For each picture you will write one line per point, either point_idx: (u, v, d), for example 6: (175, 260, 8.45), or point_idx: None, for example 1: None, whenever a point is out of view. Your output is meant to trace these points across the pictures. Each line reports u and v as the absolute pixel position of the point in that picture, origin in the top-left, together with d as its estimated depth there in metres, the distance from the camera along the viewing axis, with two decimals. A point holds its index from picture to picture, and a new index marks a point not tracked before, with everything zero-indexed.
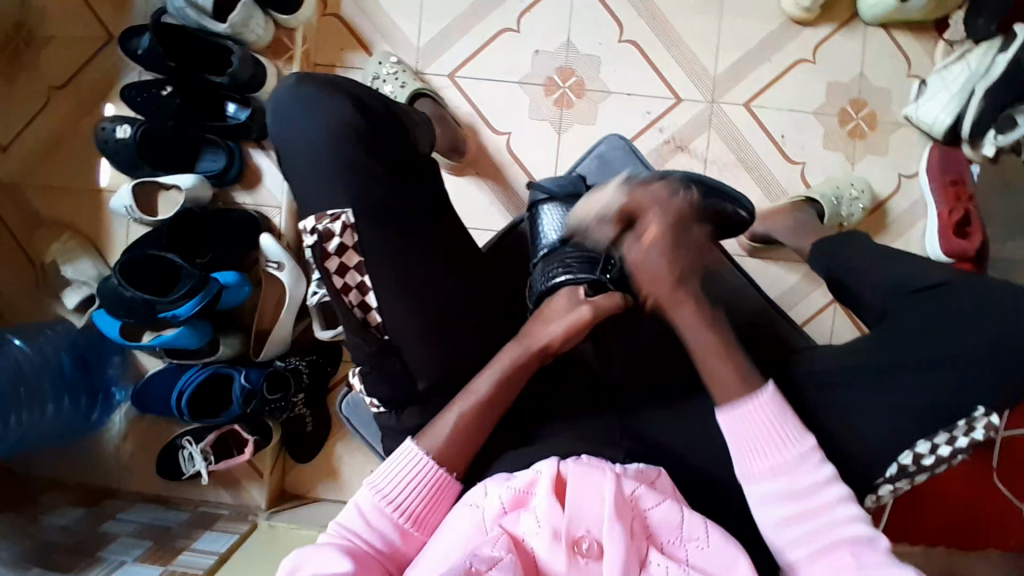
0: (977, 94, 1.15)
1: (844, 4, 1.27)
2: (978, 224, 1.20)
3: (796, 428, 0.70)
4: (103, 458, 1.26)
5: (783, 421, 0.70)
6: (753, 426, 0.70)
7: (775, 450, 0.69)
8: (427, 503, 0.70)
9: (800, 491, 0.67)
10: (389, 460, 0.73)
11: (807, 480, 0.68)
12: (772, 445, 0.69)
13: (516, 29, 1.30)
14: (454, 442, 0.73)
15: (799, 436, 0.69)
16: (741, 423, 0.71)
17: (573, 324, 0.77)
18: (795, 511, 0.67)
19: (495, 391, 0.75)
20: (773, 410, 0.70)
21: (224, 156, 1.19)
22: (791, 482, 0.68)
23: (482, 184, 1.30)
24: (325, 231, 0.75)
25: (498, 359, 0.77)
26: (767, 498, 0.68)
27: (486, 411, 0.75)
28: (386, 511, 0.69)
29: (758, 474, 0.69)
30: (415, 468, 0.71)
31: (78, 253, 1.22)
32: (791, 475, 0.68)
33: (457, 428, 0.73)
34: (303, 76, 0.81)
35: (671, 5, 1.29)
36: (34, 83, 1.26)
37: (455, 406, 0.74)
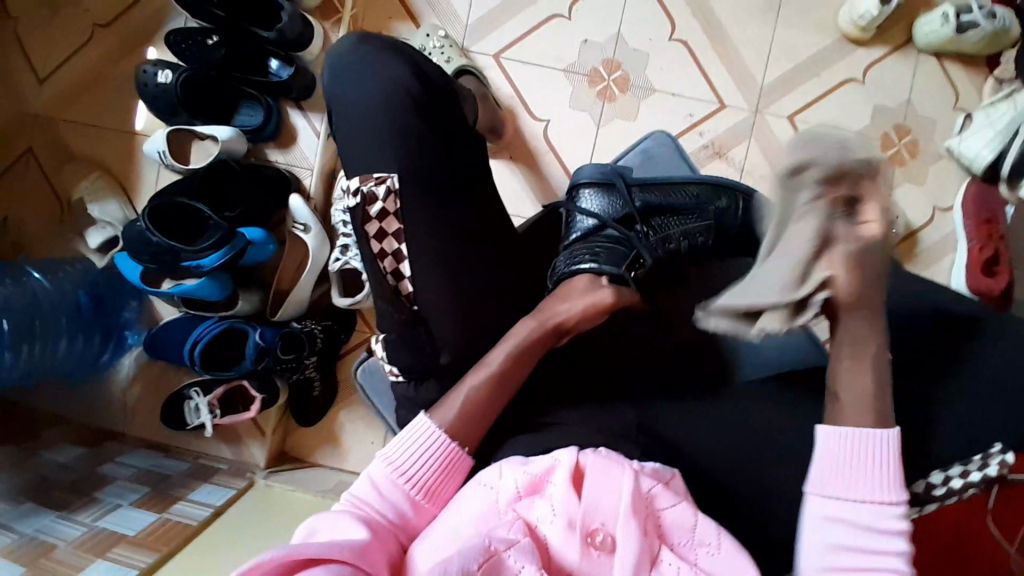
0: (1021, 135, 1.12)
1: (900, 28, 1.25)
2: (1007, 265, 1.16)
3: (896, 477, 0.67)
4: (109, 400, 1.27)
5: (884, 466, 0.67)
6: (852, 453, 0.68)
7: (865, 487, 0.67)
8: (438, 476, 0.70)
9: (871, 532, 0.66)
10: (401, 434, 0.72)
11: (878, 522, 0.66)
12: (863, 479, 0.67)
13: (567, 17, 1.28)
14: (465, 418, 0.73)
15: (892, 484, 0.67)
16: (841, 446, 0.69)
17: (594, 305, 0.80)
18: (855, 547, 0.65)
19: (508, 366, 0.75)
20: (891, 449, 0.68)
21: (262, 112, 1.19)
22: (865, 518, 0.66)
23: (516, 168, 1.29)
24: (369, 193, 0.76)
25: (510, 335, 0.77)
26: (829, 522, 0.67)
27: (498, 387, 0.74)
28: (398, 483, 0.69)
29: (835, 497, 0.68)
30: (427, 441, 0.71)
31: (106, 194, 1.22)
32: (868, 516, 0.66)
33: (468, 404, 0.74)
34: (364, 36, 0.82)
35: (725, 9, 1.27)
36: (78, 17, 1.24)
37: (468, 379, 0.75)
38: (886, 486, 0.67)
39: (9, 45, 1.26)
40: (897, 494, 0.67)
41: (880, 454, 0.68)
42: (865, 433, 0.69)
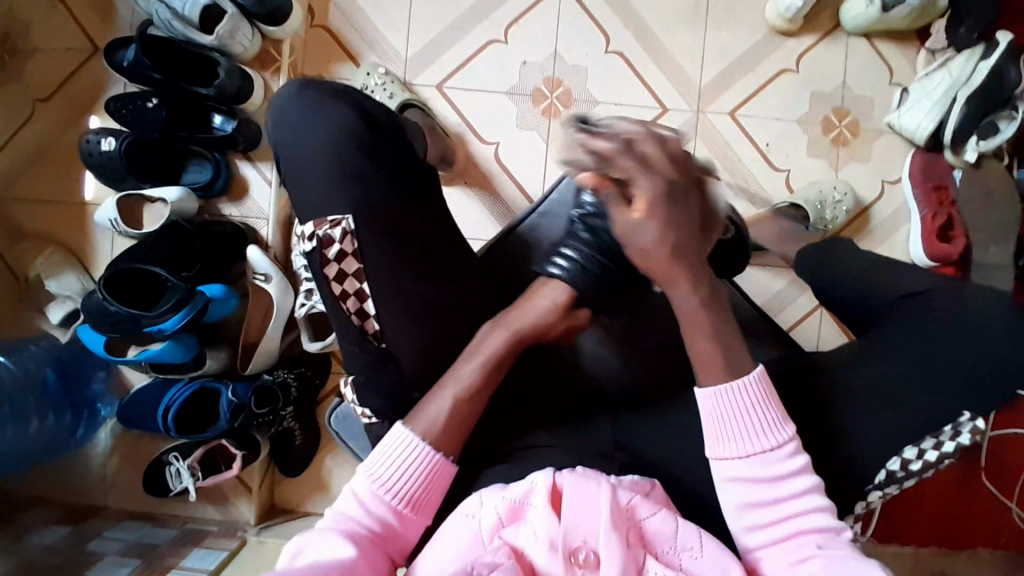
0: (958, 101, 1.17)
1: (827, 14, 1.29)
2: (961, 229, 1.21)
3: (777, 414, 0.68)
4: (87, 475, 1.24)
5: (761, 410, 0.68)
6: (733, 410, 0.68)
7: (749, 435, 0.68)
8: (422, 486, 0.70)
9: (767, 477, 0.67)
10: (382, 447, 0.71)
11: (773, 470, 0.67)
12: (753, 432, 0.68)
13: (503, 41, 1.30)
14: (447, 435, 0.71)
15: (775, 425, 0.68)
16: (719, 406, 0.68)
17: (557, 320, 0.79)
18: (763, 494, 0.67)
19: (482, 378, 0.74)
20: (758, 394, 0.68)
21: (211, 167, 1.19)
22: (760, 468, 0.68)
23: (472, 194, 1.30)
24: (325, 237, 0.76)
25: (480, 349, 0.75)
26: (733, 480, 0.68)
27: (475, 397, 0.73)
28: (383, 497, 0.69)
29: (730, 456, 0.68)
30: (409, 457, 0.70)
31: (63, 267, 1.21)
32: (759, 465, 0.68)
33: (445, 423, 0.71)
34: (305, 81, 0.81)
35: (655, 17, 1.30)
36: (18, 95, 1.24)
37: (444, 393, 0.73)
38: (767, 428, 0.68)
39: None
40: (784, 431, 0.68)
41: (758, 401, 0.68)
42: (731, 386, 0.68)
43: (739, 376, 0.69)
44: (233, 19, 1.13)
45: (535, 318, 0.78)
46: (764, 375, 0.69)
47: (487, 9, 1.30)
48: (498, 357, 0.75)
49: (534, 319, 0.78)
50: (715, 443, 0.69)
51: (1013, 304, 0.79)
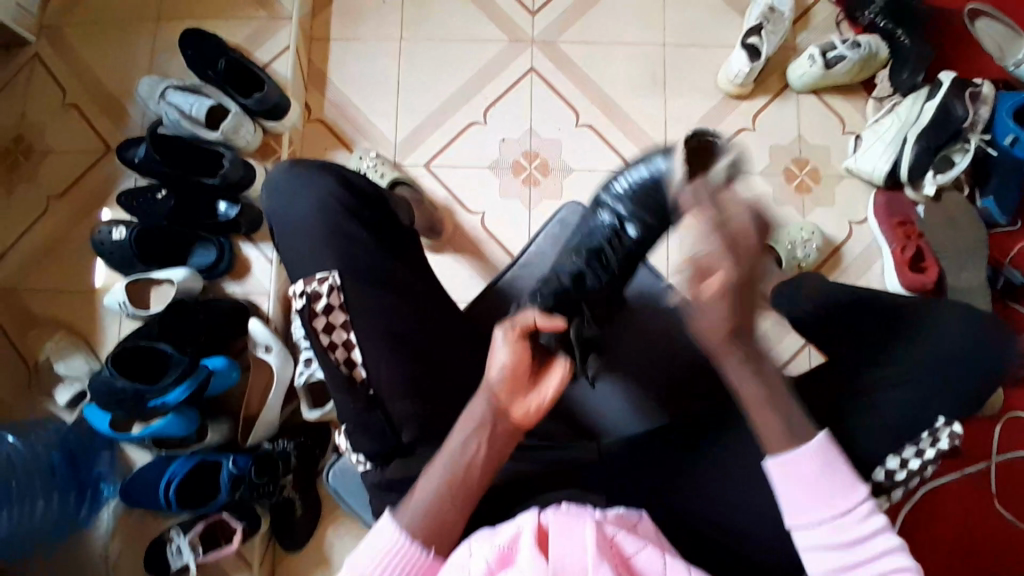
0: (909, 141, 1.27)
1: (774, 77, 1.41)
2: (932, 259, 1.26)
3: (848, 477, 0.70)
4: (82, 565, 1.21)
5: (831, 473, 0.70)
6: (801, 472, 0.70)
7: (825, 499, 0.69)
8: None
9: (852, 541, 0.68)
10: (371, 535, 0.72)
11: (853, 529, 0.68)
12: (824, 494, 0.69)
13: (483, 122, 1.43)
14: (430, 516, 0.72)
15: (849, 485, 0.70)
16: (791, 476, 0.70)
17: (516, 364, 0.75)
18: (851, 560, 0.68)
19: (465, 461, 0.74)
20: (824, 458, 0.70)
21: (214, 250, 1.27)
22: (838, 533, 0.69)
23: (461, 259, 1.37)
24: (314, 292, 0.83)
25: (463, 422, 0.75)
26: (819, 550, 0.69)
27: (462, 476, 0.73)
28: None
29: (809, 527, 0.69)
30: (393, 547, 0.71)
31: (70, 350, 1.26)
32: (836, 529, 0.69)
33: (428, 510, 0.72)
34: (297, 160, 0.91)
35: (619, 91, 1.43)
36: (37, 193, 1.36)
37: (434, 472, 0.74)
38: (841, 491, 0.69)
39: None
40: (855, 496, 0.69)
41: (829, 464, 0.70)
42: (797, 455, 0.70)
43: (805, 442, 0.71)
44: (235, 117, 1.27)
45: (501, 378, 0.75)
46: (829, 440, 0.71)
47: (468, 95, 1.44)
48: (472, 434, 0.74)
49: (507, 390, 0.75)
50: (789, 509, 0.71)
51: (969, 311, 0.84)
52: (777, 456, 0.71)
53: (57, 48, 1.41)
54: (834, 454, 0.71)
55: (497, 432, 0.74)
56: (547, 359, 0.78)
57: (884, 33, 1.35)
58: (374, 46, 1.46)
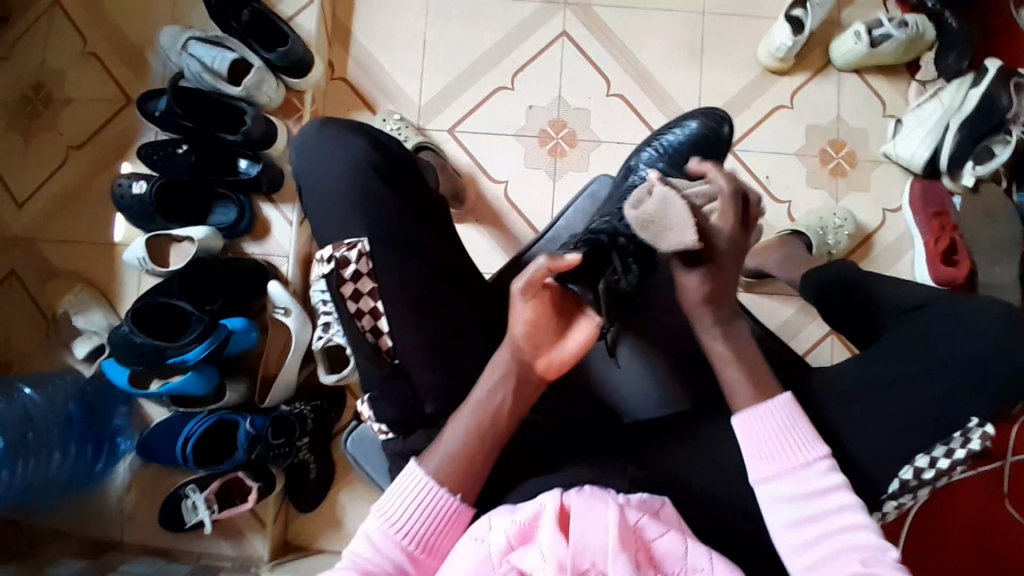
0: (952, 128, 1.23)
1: (816, 53, 1.36)
2: (965, 253, 1.23)
3: (810, 434, 0.72)
4: (104, 512, 1.24)
5: (790, 430, 0.72)
6: (764, 426, 0.73)
7: (784, 454, 0.71)
8: (433, 530, 0.72)
9: (811, 493, 0.70)
10: (395, 487, 0.74)
11: (811, 481, 0.70)
12: (784, 446, 0.72)
13: (510, 88, 1.39)
14: (457, 462, 0.74)
15: (810, 441, 0.72)
16: (756, 426, 0.73)
17: (537, 322, 0.73)
18: (808, 511, 0.69)
19: (496, 408, 0.75)
20: (787, 413, 0.73)
21: (235, 209, 1.25)
22: (797, 484, 0.70)
23: (482, 229, 1.35)
24: (342, 258, 0.81)
25: (488, 374, 0.76)
26: (777, 500, 0.71)
27: (491, 424, 0.75)
28: (393, 538, 0.71)
29: (769, 477, 0.71)
30: (421, 494, 0.72)
31: (91, 305, 1.26)
32: (794, 478, 0.70)
33: (455, 454, 0.74)
34: (326, 119, 0.88)
35: (654, 61, 1.38)
36: (56, 141, 1.34)
37: (461, 421, 0.75)
38: (800, 444, 0.71)
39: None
40: (816, 450, 0.71)
41: (789, 420, 0.73)
42: (762, 409, 0.73)
43: (772, 397, 0.74)
44: (257, 72, 1.23)
45: (523, 334, 0.74)
46: (793, 400, 0.74)
47: (496, 59, 1.39)
48: (503, 380, 0.75)
49: (530, 345, 0.74)
50: (751, 459, 0.72)
51: (1009, 312, 0.82)
52: (743, 410, 0.74)
53: None
54: (796, 412, 0.74)
55: (524, 382, 0.75)
56: (573, 311, 0.74)
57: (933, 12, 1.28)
58: (401, 3, 1.41)
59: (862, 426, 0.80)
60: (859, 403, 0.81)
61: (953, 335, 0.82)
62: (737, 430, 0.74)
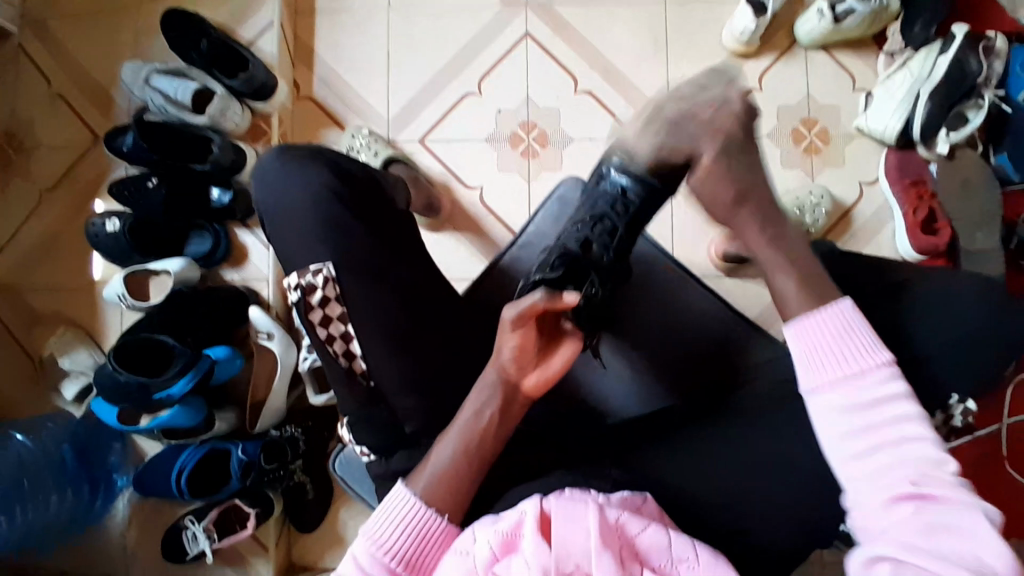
0: (922, 97, 1.21)
1: (782, 33, 1.35)
2: (944, 221, 1.21)
3: (871, 337, 0.66)
4: (106, 549, 1.24)
5: (849, 334, 0.66)
6: (821, 333, 0.67)
7: (842, 357, 0.65)
8: (417, 546, 0.70)
9: (871, 406, 0.63)
10: (381, 507, 0.72)
11: (873, 388, 0.63)
12: (847, 345, 0.65)
13: (477, 93, 1.38)
14: (444, 482, 0.73)
15: (871, 345, 0.65)
16: (810, 331, 0.67)
17: (522, 349, 0.76)
18: (866, 424, 0.62)
19: (481, 428, 0.75)
20: (847, 317, 0.67)
21: (210, 238, 1.25)
22: (857, 390, 0.64)
23: (461, 237, 1.35)
24: (308, 285, 0.81)
25: (471, 398, 0.76)
26: (837, 410, 0.64)
27: (480, 443, 0.75)
28: (378, 558, 0.69)
29: (827, 383, 0.65)
30: (406, 511, 0.72)
31: (75, 344, 1.26)
32: (860, 384, 0.64)
33: (443, 475, 0.73)
34: (283, 147, 0.88)
35: (619, 54, 1.37)
36: (28, 185, 1.34)
37: (445, 444, 0.75)
38: (864, 349, 0.65)
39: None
40: (879, 355, 0.64)
41: (850, 325, 0.66)
42: (819, 315, 0.68)
43: (830, 304, 0.68)
44: (222, 100, 1.24)
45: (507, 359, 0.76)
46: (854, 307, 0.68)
47: (461, 65, 1.39)
48: (489, 398, 0.76)
49: (517, 367, 0.76)
50: (808, 356, 0.66)
51: (984, 283, 0.82)
52: (798, 319, 0.68)
53: (38, 33, 1.37)
54: (857, 320, 0.67)
55: (510, 403, 0.76)
56: (558, 332, 0.79)
57: None
58: (361, 17, 1.40)
59: None
60: None
61: (929, 311, 0.81)
62: (787, 338, 0.69)
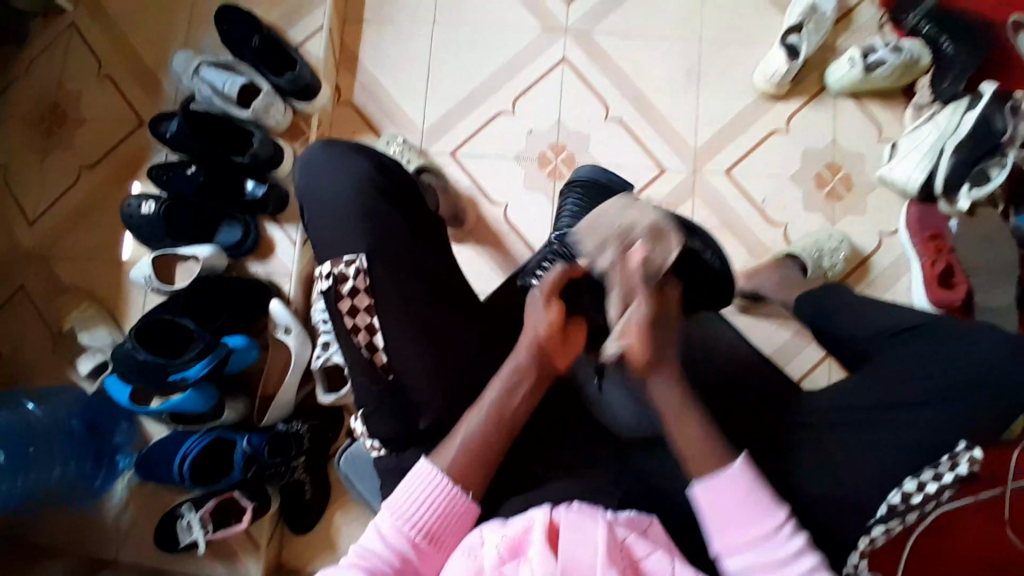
0: (947, 151, 1.24)
1: (813, 78, 1.38)
2: (961, 275, 1.22)
3: (769, 499, 0.72)
4: (98, 528, 1.23)
5: (751, 497, 0.72)
6: (725, 498, 0.72)
7: (748, 524, 0.71)
8: (440, 521, 0.73)
9: (772, 564, 0.69)
10: (406, 480, 0.75)
11: (777, 548, 0.70)
12: (744, 519, 0.71)
13: (511, 112, 1.41)
14: (465, 454, 0.75)
15: (769, 510, 0.71)
16: (713, 499, 0.72)
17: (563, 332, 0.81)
18: None
19: (502, 402, 0.77)
20: (744, 482, 0.72)
21: (240, 228, 1.28)
22: (762, 554, 0.70)
23: (481, 250, 1.37)
24: (341, 275, 0.83)
25: (503, 373, 0.79)
26: (742, 572, 0.70)
27: (502, 417, 0.77)
28: (402, 531, 0.72)
29: (733, 550, 0.70)
30: (430, 488, 0.73)
31: (96, 320, 1.28)
32: (765, 554, 0.70)
33: (469, 446, 0.75)
34: (332, 140, 0.91)
35: (653, 87, 1.41)
36: (65, 159, 1.37)
37: (466, 424, 0.76)
38: (759, 515, 0.71)
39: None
40: (778, 515, 0.71)
41: (746, 485, 0.72)
42: (716, 483, 0.72)
43: (725, 467, 0.73)
44: (267, 96, 1.27)
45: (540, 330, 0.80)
46: (748, 462, 0.73)
47: (499, 84, 1.43)
48: (521, 379, 0.79)
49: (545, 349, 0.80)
50: (716, 535, 0.72)
51: (1002, 333, 0.82)
52: (703, 482, 0.73)
53: (86, 12, 1.42)
54: (754, 478, 0.73)
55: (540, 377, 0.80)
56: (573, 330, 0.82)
57: (928, 39, 1.32)
58: (405, 29, 1.45)
59: (855, 447, 0.80)
60: (851, 424, 0.82)
61: (947, 357, 0.82)
62: (695, 500, 0.73)
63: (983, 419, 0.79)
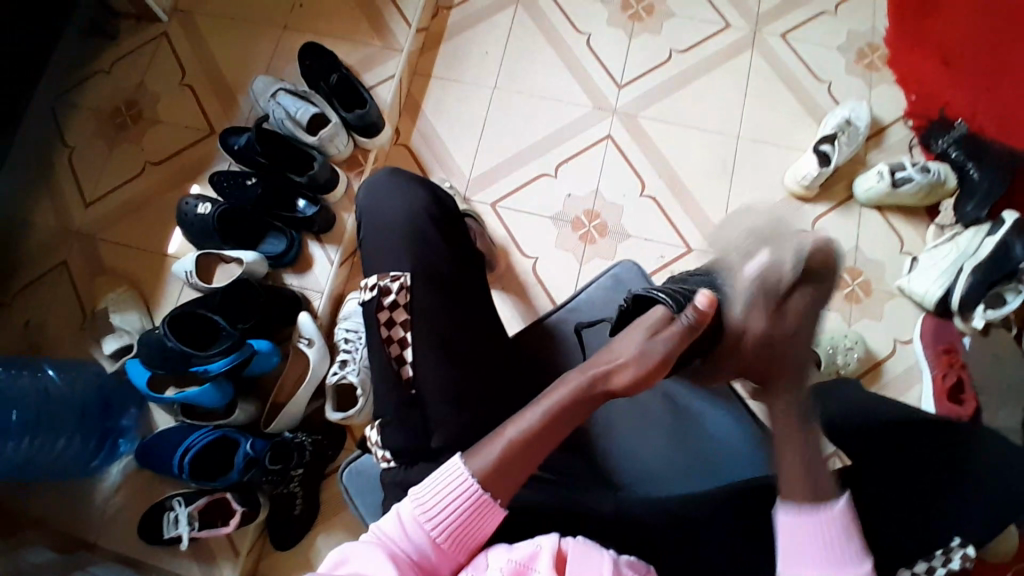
0: (965, 271, 1.28)
1: (841, 185, 1.46)
2: (972, 392, 1.24)
3: (857, 548, 0.72)
4: (86, 509, 1.23)
5: (840, 542, 0.72)
6: (811, 534, 0.73)
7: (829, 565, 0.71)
8: (461, 524, 0.70)
9: None
10: (436, 474, 0.72)
11: None
12: (828, 560, 0.72)
13: (553, 175, 1.50)
14: (501, 469, 0.71)
15: (856, 558, 0.72)
16: (802, 528, 0.73)
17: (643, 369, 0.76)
18: None
19: (548, 420, 0.73)
20: (835, 532, 0.72)
21: (284, 242, 1.34)
22: None
23: (506, 297, 1.42)
24: (384, 288, 0.88)
25: (550, 393, 0.75)
26: None
27: (546, 431, 0.73)
28: (422, 526, 0.69)
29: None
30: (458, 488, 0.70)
31: (129, 305, 1.33)
32: None
33: (506, 452, 0.71)
34: (395, 168, 0.99)
35: (688, 171, 1.49)
36: (135, 155, 1.47)
37: (504, 435, 0.73)
38: (847, 559, 0.72)
39: (62, 172, 1.47)
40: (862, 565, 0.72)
41: (836, 528, 0.73)
42: (810, 515, 0.73)
43: (825, 503, 0.74)
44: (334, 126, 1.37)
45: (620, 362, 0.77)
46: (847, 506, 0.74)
47: (547, 147, 1.53)
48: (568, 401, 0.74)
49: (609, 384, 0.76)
50: (785, 563, 0.73)
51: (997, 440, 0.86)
52: (793, 510, 0.74)
53: (183, 29, 1.57)
54: (847, 523, 0.73)
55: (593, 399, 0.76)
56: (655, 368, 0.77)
57: (956, 164, 1.40)
58: (467, 88, 1.57)
59: None
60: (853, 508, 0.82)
61: (946, 455, 0.85)
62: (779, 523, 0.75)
63: (976, 519, 0.81)
